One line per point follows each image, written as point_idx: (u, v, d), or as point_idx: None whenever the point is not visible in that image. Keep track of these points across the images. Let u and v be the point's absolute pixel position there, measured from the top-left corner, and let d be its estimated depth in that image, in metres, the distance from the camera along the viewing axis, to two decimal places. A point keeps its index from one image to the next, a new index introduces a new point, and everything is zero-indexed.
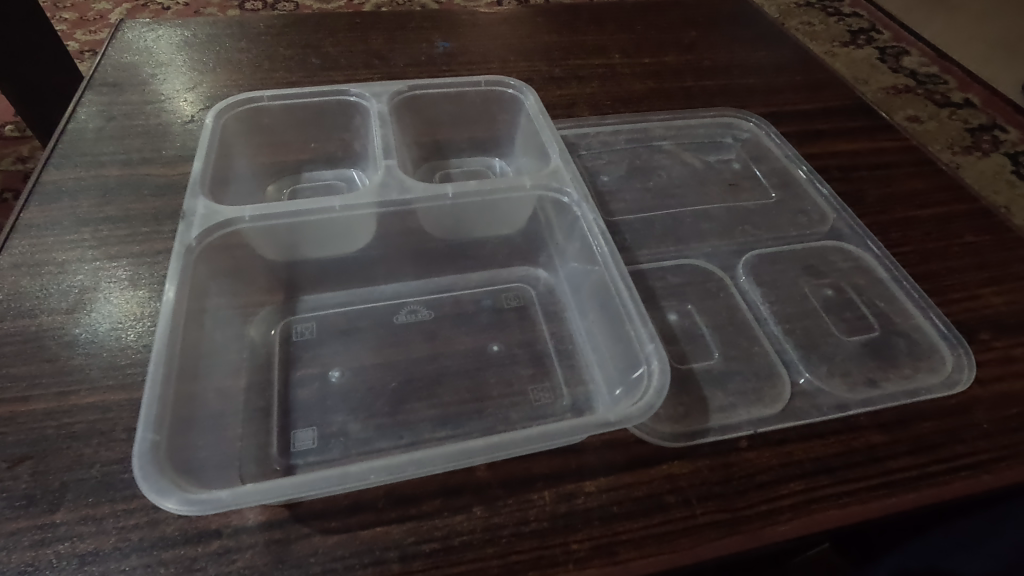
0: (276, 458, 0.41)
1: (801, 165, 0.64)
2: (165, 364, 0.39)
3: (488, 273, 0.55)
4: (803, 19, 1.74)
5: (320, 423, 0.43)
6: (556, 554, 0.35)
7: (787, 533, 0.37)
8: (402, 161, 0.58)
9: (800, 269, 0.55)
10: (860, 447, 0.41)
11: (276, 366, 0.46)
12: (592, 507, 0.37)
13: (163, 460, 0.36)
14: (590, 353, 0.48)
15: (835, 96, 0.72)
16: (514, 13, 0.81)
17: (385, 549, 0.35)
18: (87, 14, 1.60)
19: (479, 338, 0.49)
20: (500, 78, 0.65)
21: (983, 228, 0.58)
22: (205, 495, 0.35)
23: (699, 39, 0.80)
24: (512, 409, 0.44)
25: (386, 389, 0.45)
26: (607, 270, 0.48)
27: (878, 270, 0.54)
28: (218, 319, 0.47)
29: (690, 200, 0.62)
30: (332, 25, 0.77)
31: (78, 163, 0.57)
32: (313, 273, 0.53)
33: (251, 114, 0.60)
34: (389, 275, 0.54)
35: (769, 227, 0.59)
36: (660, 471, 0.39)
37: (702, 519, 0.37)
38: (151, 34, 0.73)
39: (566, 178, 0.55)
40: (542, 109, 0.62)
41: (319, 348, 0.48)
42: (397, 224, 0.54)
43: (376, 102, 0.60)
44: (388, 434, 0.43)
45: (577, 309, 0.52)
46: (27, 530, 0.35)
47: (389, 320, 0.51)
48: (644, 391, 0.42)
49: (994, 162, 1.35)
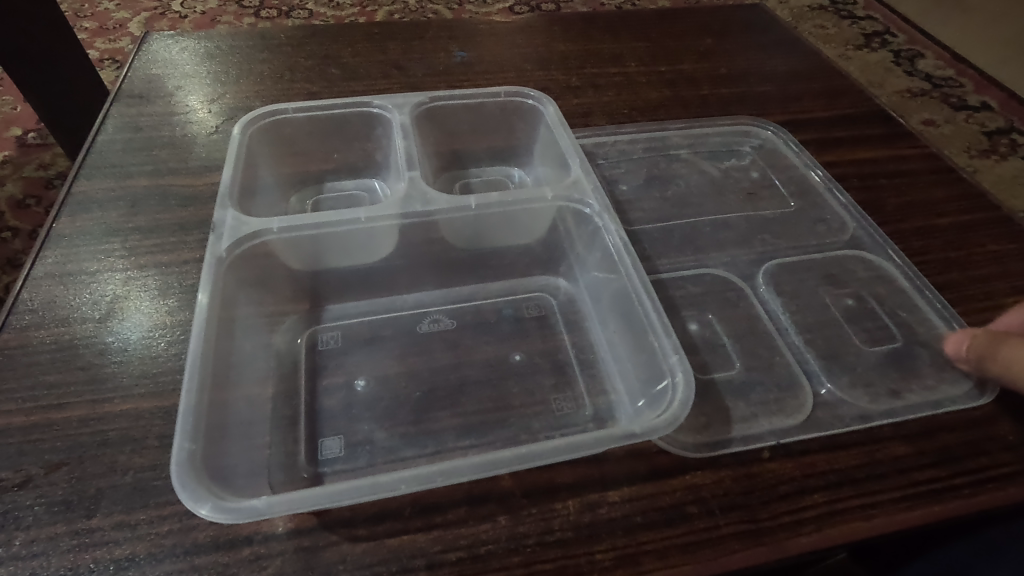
0: (303, 466, 0.42)
1: (819, 173, 0.64)
2: (199, 373, 0.40)
3: (510, 282, 0.56)
4: (816, 22, 1.74)
5: (345, 432, 0.43)
6: (582, 563, 0.36)
7: (811, 544, 0.37)
8: (424, 172, 0.58)
9: (820, 279, 0.55)
10: (884, 459, 0.41)
11: (302, 375, 0.47)
12: (616, 517, 0.38)
13: (197, 467, 0.37)
14: (612, 364, 0.48)
15: (853, 103, 0.72)
16: (531, 22, 0.82)
17: (412, 557, 0.36)
18: (106, 23, 1.63)
19: (500, 347, 0.49)
20: (520, 89, 0.65)
21: (1005, 237, 0.57)
22: (238, 503, 0.36)
23: (715, 46, 0.80)
24: (535, 418, 0.45)
25: (411, 399, 0.46)
26: (629, 281, 0.49)
27: (898, 280, 0.54)
28: (246, 328, 0.48)
29: (709, 208, 0.62)
30: (350, 35, 0.78)
31: (107, 174, 0.59)
32: (338, 284, 0.54)
33: (278, 127, 0.61)
34: (411, 285, 0.55)
35: (788, 236, 0.59)
36: (683, 481, 0.39)
37: (726, 530, 0.37)
38: (176, 45, 0.75)
39: (588, 189, 0.55)
40: (564, 121, 0.62)
41: (345, 358, 0.49)
42: (419, 235, 0.55)
43: (399, 114, 0.61)
44: (412, 442, 0.43)
45: (598, 319, 0.52)
46: (65, 535, 0.36)
47: (412, 329, 0.51)
48: (668, 403, 0.42)
49: (1013, 166, 1.33)
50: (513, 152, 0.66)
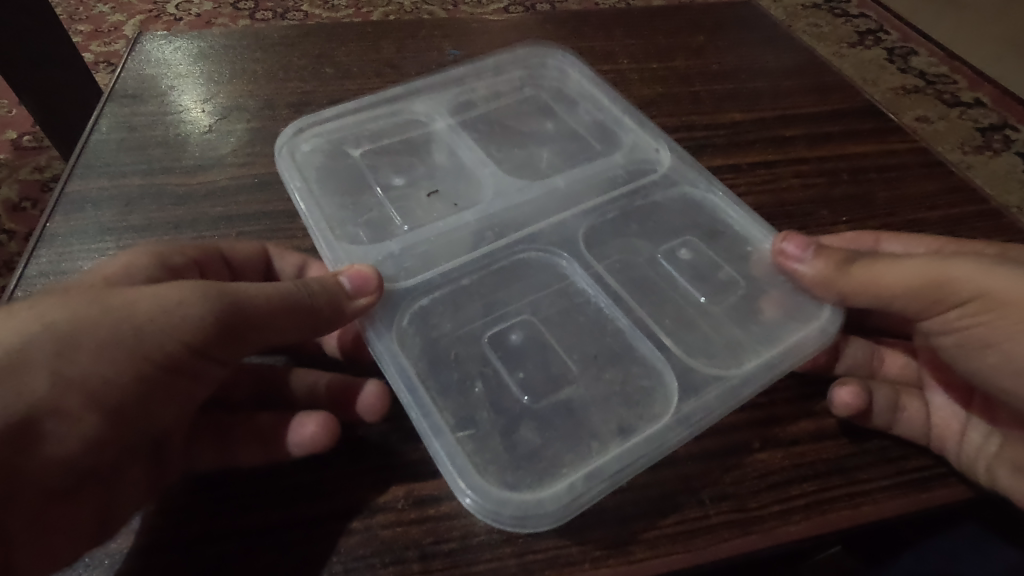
0: (512, 463, 0.39)
1: (674, 258, 0.53)
2: (423, 409, 0.39)
3: (609, 258, 0.53)
4: (811, 20, 1.75)
5: (524, 442, 0.40)
6: (573, 553, 0.37)
7: (802, 532, 0.38)
8: (494, 157, 0.60)
9: (620, 254, 0.53)
10: (871, 449, 0.42)
11: (458, 377, 0.43)
12: (607, 507, 0.38)
13: (489, 499, 0.36)
14: (732, 327, 0.47)
15: (845, 99, 0.73)
16: (523, 18, 0.82)
17: (406, 548, 0.37)
18: (101, 26, 1.63)
19: (607, 326, 0.48)
20: (545, 51, 0.68)
21: (992, 231, 0.59)
22: (533, 504, 0.36)
23: (707, 43, 0.81)
24: (651, 401, 0.43)
25: (514, 381, 0.44)
26: (744, 243, 0.53)
27: (593, 380, 0.45)
28: (396, 344, 0.44)
29: (671, 233, 0.54)
30: (343, 33, 0.78)
31: (100, 173, 0.59)
32: (426, 282, 0.48)
33: (334, 146, 0.57)
34: (499, 283, 0.50)
35: (634, 221, 0.55)
36: (674, 472, 0.40)
37: (716, 519, 0.38)
38: (168, 46, 0.75)
39: (663, 155, 0.59)
40: (598, 83, 0.66)
41: (441, 369, 0.44)
42: (517, 219, 0.54)
43: (436, 96, 0.63)
44: (577, 446, 0.40)
45: (712, 293, 0.50)
46: None
47: (529, 319, 0.49)
48: (810, 322, 0.46)
49: (1006, 162, 1.34)
50: (525, 106, 0.65)
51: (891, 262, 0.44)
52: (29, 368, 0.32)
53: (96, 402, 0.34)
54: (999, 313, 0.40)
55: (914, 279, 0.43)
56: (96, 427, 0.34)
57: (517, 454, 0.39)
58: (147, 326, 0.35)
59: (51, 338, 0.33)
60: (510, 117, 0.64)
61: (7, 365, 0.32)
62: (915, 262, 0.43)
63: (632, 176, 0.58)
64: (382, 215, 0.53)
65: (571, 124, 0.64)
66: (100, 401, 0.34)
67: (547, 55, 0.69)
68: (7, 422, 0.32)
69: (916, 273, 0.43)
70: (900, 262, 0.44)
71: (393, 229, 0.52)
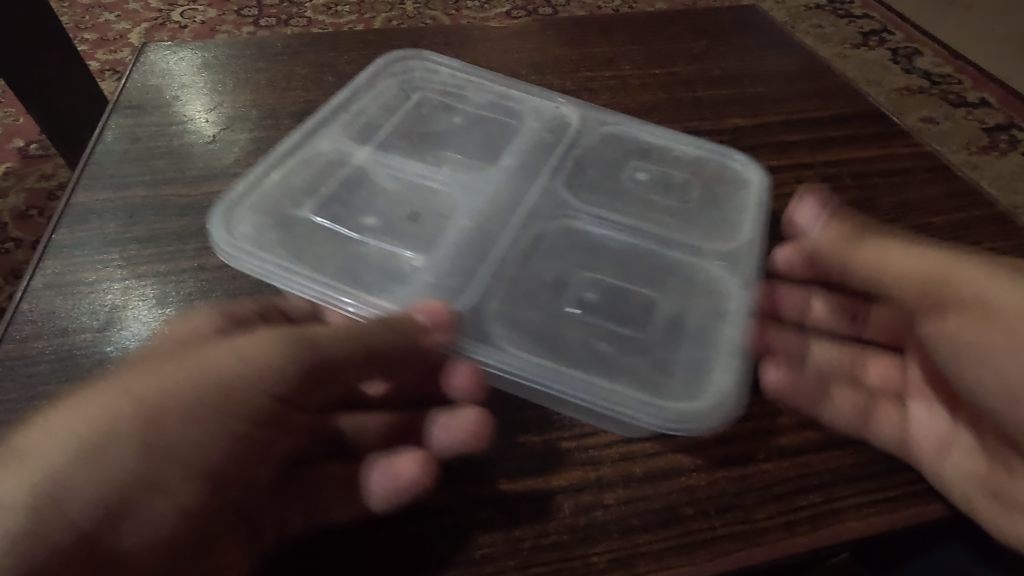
0: (649, 386, 0.43)
1: (660, 207, 0.57)
2: (554, 381, 0.42)
3: (627, 210, 0.56)
4: (814, 21, 1.74)
5: (639, 364, 0.45)
6: (577, 566, 0.36)
7: (808, 544, 0.38)
8: (469, 156, 0.60)
9: (626, 212, 0.56)
10: (877, 458, 0.42)
11: (545, 340, 0.46)
12: (611, 519, 0.38)
13: (681, 416, 0.41)
14: (723, 228, 0.55)
15: (848, 103, 0.73)
16: (525, 25, 0.82)
17: (409, 561, 0.36)
18: (107, 35, 1.64)
19: (650, 264, 0.52)
20: (389, 58, 0.68)
21: (1000, 234, 0.59)
22: (704, 408, 0.41)
23: (709, 47, 0.81)
24: (702, 304, 0.49)
25: (599, 323, 0.47)
26: (683, 167, 0.61)
27: (659, 308, 0.49)
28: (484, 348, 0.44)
29: (648, 195, 0.58)
30: (346, 42, 0.78)
31: (105, 185, 0.59)
32: (486, 286, 0.48)
33: (281, 215, 0.52)
34: (557, 256, 0.52)
35: (607, 190, 0.58)
36: (678, 483, 0.40)
37: (721, 531, 0.38)
38: (172, 56, 0.75)
39: (567, 109, 0.65)
40: (461, 70, 0.69)
41: (546, 344, 0.45)
42: (499, 186, 0.57)
43: (353, 115, 0.62)
44: (683, 358, 0.45)
45: (693, 214, 0.56)
46: None
47: (583, 274, 0.51)
48: (752, 183, 0.59)
49: (1013, 163, 1.33)
50: (423, 109, 0.65)
51: (904, 247, 0.43)
52: (119, 442, 0.31)
53: (190, 472, 0.32)
54: (988, 327, 0.38)
55: (916, 271, 0.42)
56: (192, 501, 0.32)
57: (648, 380, 0.44)
58: (233, 384, 0.34)
59: (139, 403, 0.32)
60: (437, 123, 0.64)
61: (99, 440, 0.31)
62: (929, 254, 0.42)
63: (580, 147, 0.61)
64: (385, 254, 0.51)
65: (473, 111, 0.65)
66: (194, 468, 0.32)
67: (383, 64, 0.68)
68: (100, 508, 0.30)
69: (921, 262, 0.42)
70: (907, 253, 0.42)
71: (409, 269, 0.50)
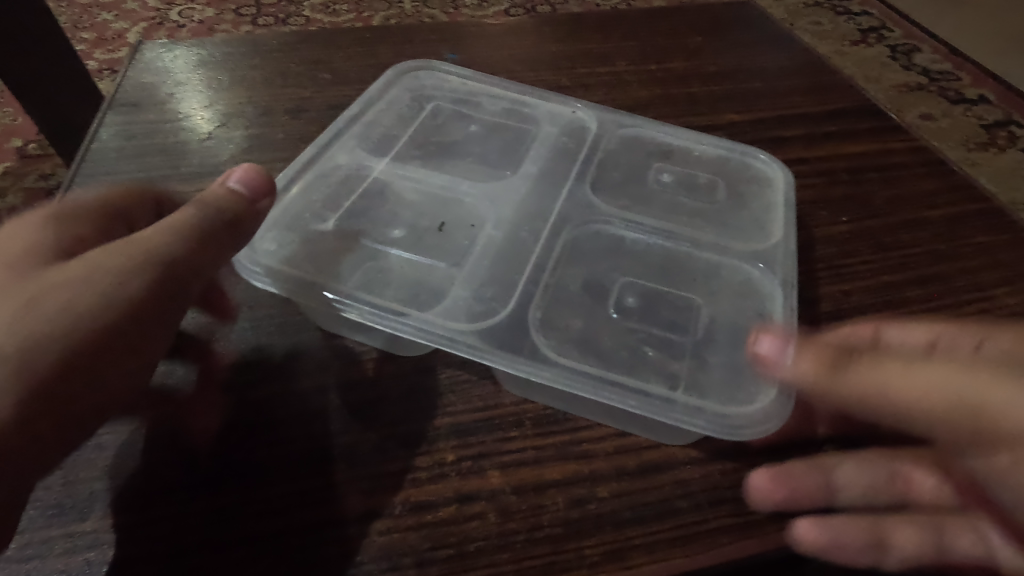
0: (699, 392, 0.42)
1: (688, 207, 0.56)
2: (607, 389, 0.40)
3: (656, 211, 0.55)
4: (813, 18, 1.74)
5: (684, 369, 0.44)
6: (570, 559, 0.37)
7: (800, 536, 0.38)
8: (486, 162, 0.58)
9: (653, 213, 0.55)
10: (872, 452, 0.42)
11: (587, 348, 0.44)
12: (604, 512, 0.38)
13: (735, 422, 0.39)
14: (750, 226, 0.54)
15: (844, 98, 0.73)
16: (521, 22, 0.82)
17: (403, 554, 0.36)
18: (105, 34, 1.64)
19: (686, 266, 0.51)
20: (404, 68, 0.65)
21: (995, 228, 0.59)
22: (758, 412, 0.40)
23: (705, 44, 0.81)
24: (739, 302, 0.48)
25: (643, 329, 0.46)
26: (704, 168, 0.60)
27: (702, 312, 0.48)
28: (526, 360, 0.42)
29: (671, 197, 0.57)
30: (342, 39, 0.78)
31: (101, 182, 0.59)
32: (522, 294, 0.46)
33: (304, 234, 0.49)
34: (590, 259, 0.51)
35: (630, 194, 0.56)
36: (672, 476, 0.40)
37: (715, 523, 0.38)
38: (168, 54, 0.75)
39: (580, 112, 0.63)
40: (476, 76, 0.66)
41: (595, 355, 0.44)
42: (515, 190, 0.55)
43: (364, 125, 0.60)
44: (727, 359, 0.44)
45: (721, 214, 0.55)
46: (59, 538, 0.36)
47: (621, 279, 0.50)
48: (775, 183, 0.58)
49: (1012, 158, 1.32)
50: (438, 118, 0.62)
51: (906, 368, 0.34)
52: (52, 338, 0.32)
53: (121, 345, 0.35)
54: None
55: (934, 397, 0.33)
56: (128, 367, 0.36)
57: (697, 383, 0.43)
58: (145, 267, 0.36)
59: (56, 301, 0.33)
60: (446, 132, 0.61)
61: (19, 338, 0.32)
62: (934, 367, 0.33)
63: (595, 148, 0.60)
64: (415, 269, 0.49)
65: (489, 120, 0.63)
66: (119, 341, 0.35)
67: (393, 74, 0.65)
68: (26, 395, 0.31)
69: (935, 392, 0.33)
70: (911, 372, 0.34)
71: (441, 282, 0.48)
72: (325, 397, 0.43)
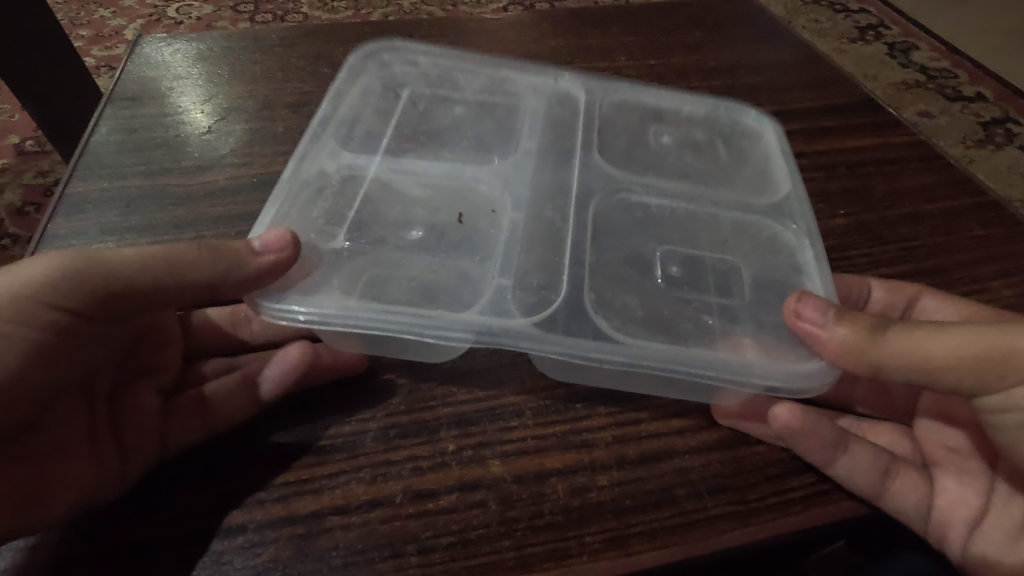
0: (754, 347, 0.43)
1: (702, 176, 0.57)
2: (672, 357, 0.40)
3: (671, 181, 0.56)
4: (811, 16, 1.74)
5: (731, 327, 0.45)
6: (571, 546, 0.37)
7: (798, 523, 0.39)
8: (484, 144, 0.58)
9: (671, 183, 0.56)
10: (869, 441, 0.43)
11: (636, 318, 0.45)
12: (605, 500, 0.39)
13: (798, 378, 0.40)
14: (765, 187, 0.56)
15: (843, 93, 0.73)
16: (521, 17, 0.82)
17: (405, 541, 0.37)
18: (102, 31, 1.64)
19: (709, 228, 0.52)
20: (362, 54, 0.62)
21: (993, 222, 0.59)
22: (812, 363, 0.41)
23: (705, 39, 0.81)
24: (766, 258, 0.50)
25: (684, 298, 0.47)
26: (700, 137, 0.61)
27: (740, 274, 0.49)
28: (586, 335, 0.41)
29: (682, 169, 0.57)
30: (342, 35, 0.78)
31: (101, 175, 0.59)
32: (570, 277, 0.46)
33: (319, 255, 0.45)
34: (623, 234, 0.51)
35: (646, 164, 0.57)
36: (671, 466, 0.41)
37: (715, 511, 0.39)
38: (167, 48, 0.75)
39: (561, 84, 0.63)
40: (438, 52, 0.64)
41: (649, 329, 0.44)
42: (519, 167, 0.55)
43: (343, 109, 0.57)
44: (769, 312, 0.45)
45: (732, 179, 0.57)
46: (64, 526, 0.37)
47: (654, 248, 0.51)
48: (769, 140, 0.60)
49: (1008, 156, 1.33)
50: (420, 106, 0.60)
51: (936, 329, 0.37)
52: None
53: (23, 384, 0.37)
54: None
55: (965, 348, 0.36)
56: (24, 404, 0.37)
57: (749, 339, 0.44)
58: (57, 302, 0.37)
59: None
60: (430, 117, 0.60)
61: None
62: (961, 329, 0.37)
63: (592, 123, 0.60)
64: (436, 262, 0.48)
65: (471, 99, 0.62)
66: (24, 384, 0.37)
67: (353, 58, 0.61)
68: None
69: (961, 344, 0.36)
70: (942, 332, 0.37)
71: (475, 274, 0.47)
72: (325, 388, 0.43)
